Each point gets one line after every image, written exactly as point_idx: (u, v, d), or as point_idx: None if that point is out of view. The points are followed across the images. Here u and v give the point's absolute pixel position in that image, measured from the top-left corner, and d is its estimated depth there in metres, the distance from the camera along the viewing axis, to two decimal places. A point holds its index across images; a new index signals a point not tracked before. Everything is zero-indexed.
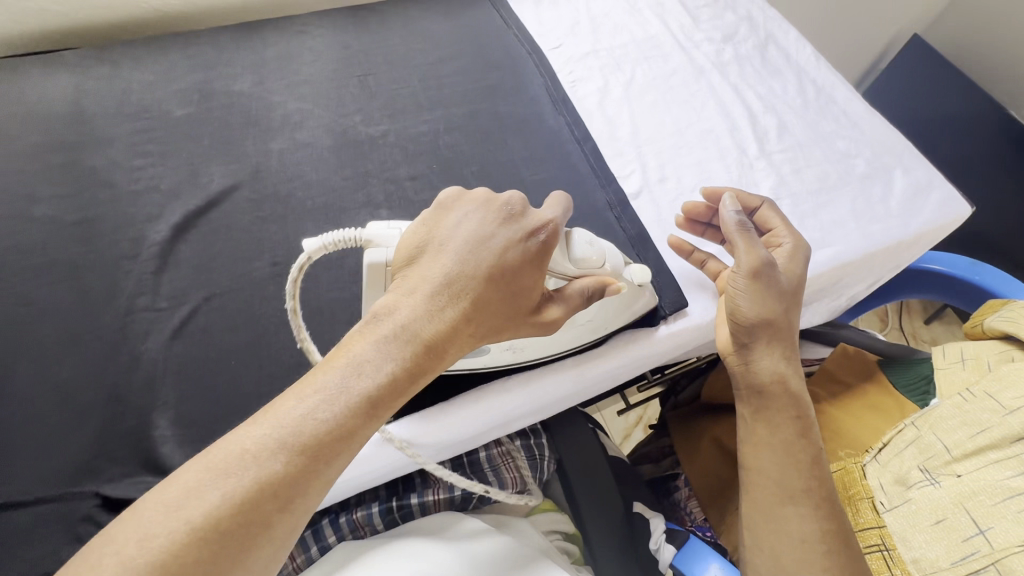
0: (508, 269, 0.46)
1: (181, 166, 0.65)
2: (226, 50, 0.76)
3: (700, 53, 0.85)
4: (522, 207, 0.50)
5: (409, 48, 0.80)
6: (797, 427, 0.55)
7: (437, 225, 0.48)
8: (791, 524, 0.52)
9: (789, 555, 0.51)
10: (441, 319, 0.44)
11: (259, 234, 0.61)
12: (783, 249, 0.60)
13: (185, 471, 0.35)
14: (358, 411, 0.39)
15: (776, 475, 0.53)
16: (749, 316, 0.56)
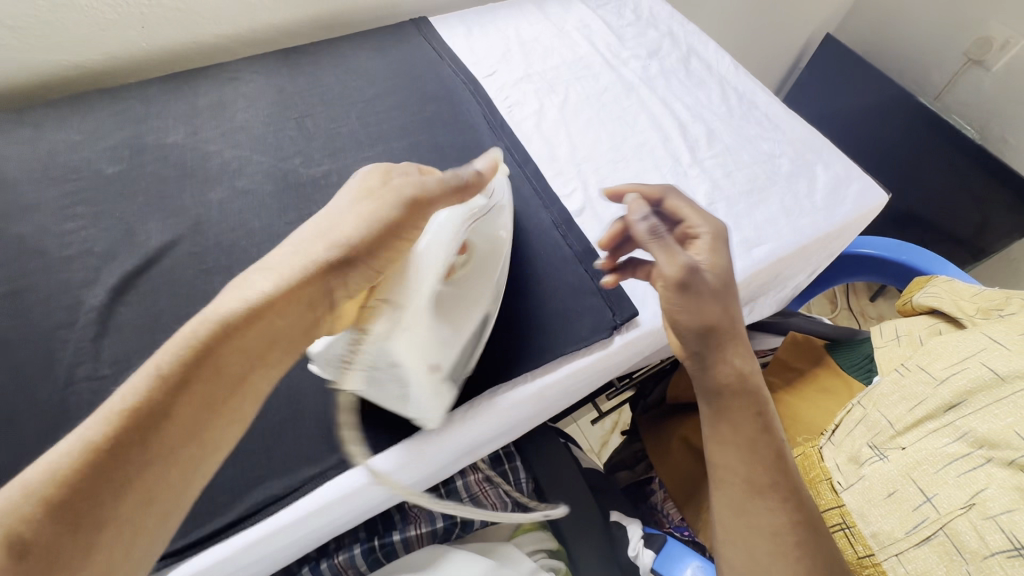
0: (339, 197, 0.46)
1: (115, 225, 0.63)
2: (156, 103, 0.75)
3: (628, 71, 0.89)
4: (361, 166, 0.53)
5: (346, 86, 0.81)
6: (757, 422, 0.56)
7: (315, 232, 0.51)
8: (762, 518, 0.54)
9: (762, 550, 0.53)
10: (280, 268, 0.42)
11: (204, 287, 0.60)
12: (703, 242, 0.59)
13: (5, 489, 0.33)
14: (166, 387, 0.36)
15: (744, 473, 0.55)
16: (692, 323, 0.56)
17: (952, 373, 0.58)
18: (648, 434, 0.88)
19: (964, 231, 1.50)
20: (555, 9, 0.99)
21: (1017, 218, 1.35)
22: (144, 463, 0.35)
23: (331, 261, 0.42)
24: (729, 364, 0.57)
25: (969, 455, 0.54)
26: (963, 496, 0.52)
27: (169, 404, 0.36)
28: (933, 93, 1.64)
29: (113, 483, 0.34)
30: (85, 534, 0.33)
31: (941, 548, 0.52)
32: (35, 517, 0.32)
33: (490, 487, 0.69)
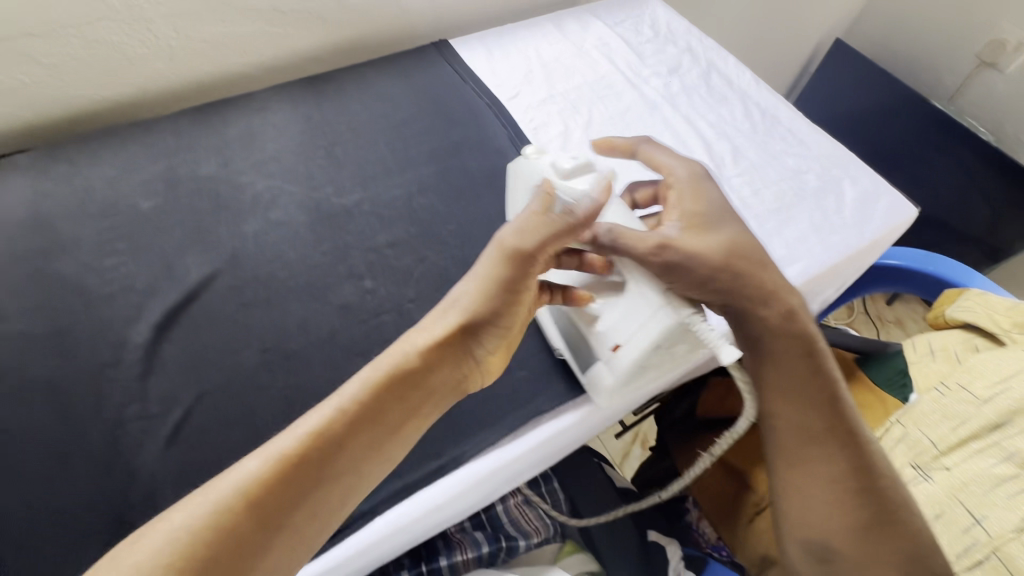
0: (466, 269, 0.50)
1: (155, 261, 0.64)
2: (187, 135, 0.76)
3: (650, 89, 0.90)
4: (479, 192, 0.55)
5: (372, 112, 0.82)
6: (804, 365, 0.56)
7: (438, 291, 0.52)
8: (818, 465, 0.53)
9: (819, 498, 0.52)
10: (428, 337, 0.48)
11: (245, 322, 0.60)
12: (683, 189, 0.57)
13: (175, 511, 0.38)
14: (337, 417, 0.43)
15: (795, 420, 0.55)
16: (699, 287, 0.53)
17: (995, 392, 0.58)
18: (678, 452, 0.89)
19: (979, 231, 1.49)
20: (573, 27, 0.99)
21: None
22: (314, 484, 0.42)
23: (467, 331, 0.48)
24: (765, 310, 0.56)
25: (1018, 476, 0.54)
26: (1015, 519, 0.52)
27: (323, 441, 0.42)
28: (947, 95, 1.63)
29: (293, 493, 0.41)
30: (271, 533, 0.39)
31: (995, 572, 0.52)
32: (227, 522, 0.38)
33: (529, 509, 0.69)
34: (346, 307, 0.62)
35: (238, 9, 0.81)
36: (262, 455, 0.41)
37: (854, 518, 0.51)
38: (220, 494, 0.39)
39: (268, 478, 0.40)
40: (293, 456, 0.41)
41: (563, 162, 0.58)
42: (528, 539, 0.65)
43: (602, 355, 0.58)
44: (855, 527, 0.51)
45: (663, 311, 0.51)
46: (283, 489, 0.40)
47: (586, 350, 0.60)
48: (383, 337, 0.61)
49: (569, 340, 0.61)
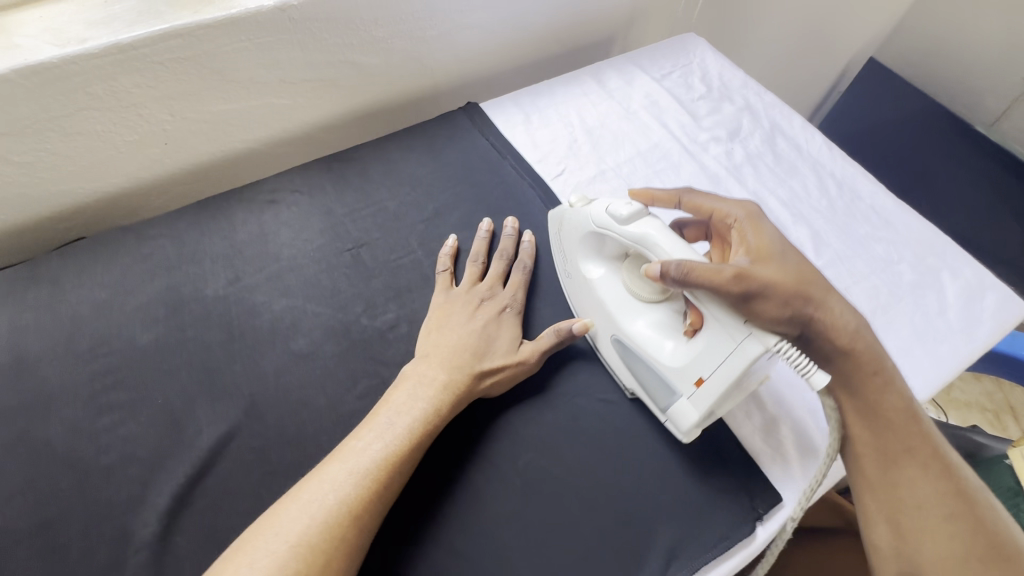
0: (453, 318, 0.59)
1: (159, 418, 0.53)
2: (189, 242, 0.65)
3: (710, 158, 0.80)
4: (476, 250, 0.66)
5: (401, 202, 0.71)
6: (882, 381, 0.51)
7: (438, 322, 0.60)
8: (907, 493, 0.48)
9: (910, 528, 0.47)
10: (437, 376, 0.55)
11: (272, 499, 0.50)
12: (743, 226, 0.55)
13: (251, 553, 0.42)
14: (399, 448, 0.49)
15: (875, 442, 0.50)
16: (768, 311, 0.48)
17: None
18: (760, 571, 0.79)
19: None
20: (616, 82, 0.88)
21: None
22: (394, 491, 0.48)
23: (465, 373, 0.55)
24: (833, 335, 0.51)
25: None
26: None
27: (397, 464, 0.49)
28: (988, 121, 1.47)
29: (357, 522, 0.45)
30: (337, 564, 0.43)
31: None
32: (303, 565, 0.42)
33: None
34: None
35: (241, 84, 0.70)
36: (346, 474, 0.47)
37: (951, 552, 0.46)
38: (321, 514, 0.44)
39: (360, 501, 0.46)
40: (378, 473, 0.48)
41: (618, 209, 0.56)
42: None
43: (683, 391, 0.53)
44: (953, 561, 0.46)
45: (749, 340, 0.48)
46: (368, 519, 0.46)
47: (664, 389, 0.55)
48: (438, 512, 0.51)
49: (641, 378, 0.57)
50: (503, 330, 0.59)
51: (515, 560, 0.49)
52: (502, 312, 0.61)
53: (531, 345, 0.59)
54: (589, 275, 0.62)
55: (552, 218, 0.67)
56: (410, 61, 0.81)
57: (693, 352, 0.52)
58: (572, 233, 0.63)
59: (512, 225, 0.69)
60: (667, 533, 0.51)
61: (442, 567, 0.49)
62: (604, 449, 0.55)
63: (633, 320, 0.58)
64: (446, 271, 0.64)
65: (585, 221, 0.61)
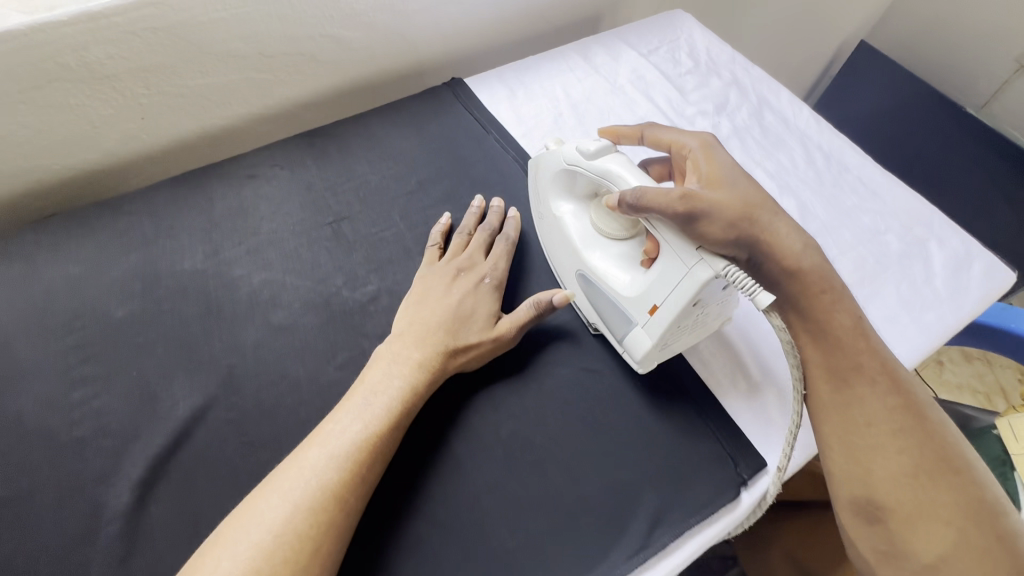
0: (429, 294, 0.58)
1: (134, 390, 0.52)
2: (166, 216, 0.64)
3: (696, 132, 0.79)
4: (460, 228, 0.64)
5: (383, 176, 0.70)
6: (830, 302, 0.51)
7: (415, 297, 0.58)
8: (860, 412, 0.48)
9: (864, 446, 0.47)
10: (410, 356, 0.53)
11: (249, 469, 0.49)
12: (697, 154, 0.57)
13: (235, 543, 0.41)
14: (379, 430, 0.48)
15: (825, 362, 0.50)
16: (718, 226, 0.49)
17: None
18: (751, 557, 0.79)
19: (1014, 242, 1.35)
20: (602, 58, 0.87)
21: None
22: (377, 472, 0.47)
23: (438, 350, 0.53)
24: (781, 255, 0.51)
25: None
26: None
27: (379, 444, 0.48)
28: (981, 102, 1.47)
29: (344, 506, 0.44)
30: (327, 549, 0.42)
31: None
32: (289, 554, 0.41)
33: None
34: None
35: (219, 58, 0.69)
36: (325, 458, 0.45)
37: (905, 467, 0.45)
38: (303, 500, 0.43)
39: (343, 483, 0.45)
40: (359, 456, 0.46)
41: (586, 143, 0.57)
42: None
43: (639, 321, 0.54)
44: (906, 477, 0.45)
45: (700, 265, 0.48)
46: (352, 500, 0.45)
47: (621, 320, 0.56)
48: (419, 481, 0.50)
49: (602, 309, 0.58)
50: (480, 302, 0.57)
51: (497, 527, 0.49)
52: (481, 283, 0.59)
53: (509, 318, 0.57)
54: (558, 212, 0.63)
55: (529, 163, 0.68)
56: (393, 35, 0.80)
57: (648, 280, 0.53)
58: (542, 173, 0.64)
59: (497, 203, 0.67)
60: (652, 498, 0.51)
61: (423, 535, 0.48)
62: (589, 418, 0.55)
63: (597, 254, 0.59)
64: (435, 245, 0.62)
65: (554, 160, 0.61)
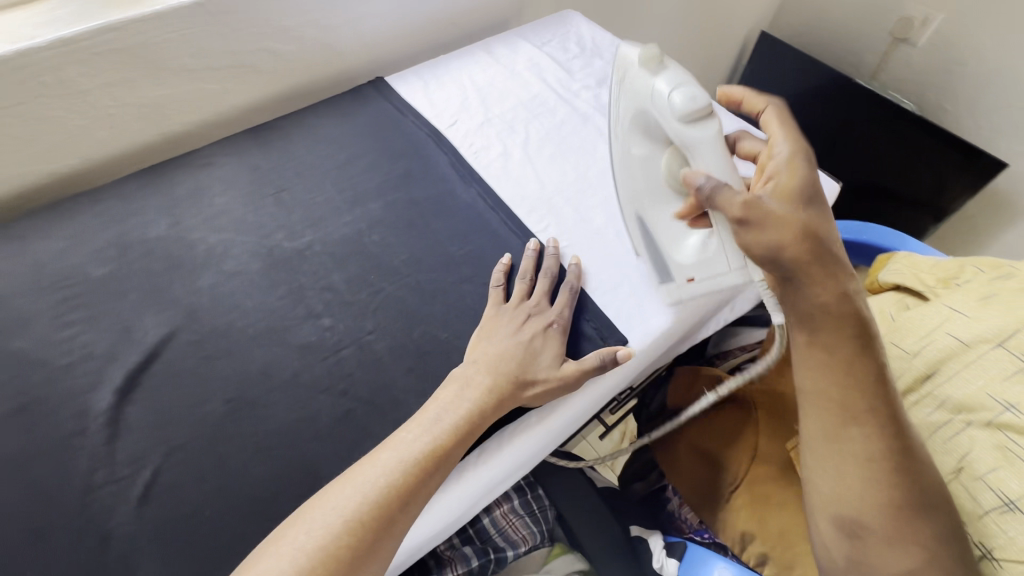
0: (505, 333, 0.63)
1: (112, 326, 0.65)
2: (135, 199, 0.77)
3: (581, 101, 0.95)
4: (527, 269, 0.70)
5: (316, 155, 0.84)
6: (855, 348, 0.54)
7: (487, 336, 0.63)
8: (858, 445, 0.52)
9: (856, 477, 0.52)
10: (480, 387, 0.59)
11: (208, 374, 0.62)
12: (780, 165, 0.59)
13: (313, 514, 0.49)
14: (450, 440, 0.55)
15: (838, 398, 0.54)
16: (790, 250, 0.54)
17: (922, 346, 0.62)
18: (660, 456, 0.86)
19: (921, 193, 1.41)
20: (503, 51, 1.03)
21: (964, 177, 1.31)
22: (437, 483, 0.54)
23: (511, 387, 0.59)
24: (818, 297, 0.55)
25: (951, 421, 0.56)
26: (952, 461, 0.55)
27: (441, 455, 0.54)
28: (868, 74, 1.55)
29: (407, 503, 0.51)
30: (384, 539, 0.49)
31: None
32: (352, 539, 0.47)
33: (517, 520, 0.75)
34: (306, 347, 0.64)
35: (172, 70, 0.84)
36: (396, 461, 0.52)
37: (889, 498, 0.51)
38: (373, 492, 0.50)
39: (390, 492, 0.50)
40: (424, 463, 0.53)
41: (676, 100, 0.62)
42: (516, 548, 0.71)
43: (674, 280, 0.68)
44: (890, 508, 0.50)
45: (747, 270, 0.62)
46: (411, 498, 0.51)
47: (660, 270, 0.70)
48: (344, 372, 0.62)
49: (649, 249, 0.71)
50: (548, 345, 0.63)
51: (408, 400, 0.61)
52: (548, 329, 0.64)
53: (575, 363, 0.62)
54: (639, 141, 0.71)
55: (625, 63, 0.71)
56: (322, 46, 0.96)
57: (688, 245, 0.67)
58: (632, 96, 0.69)
59: (554, 245, 0.72)
60: None
61: (350, 409, 0.60)
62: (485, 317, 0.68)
63: (655, 198, 0.70)
64: (500, 286, 0.68)
65: (652, 88, 0.65)
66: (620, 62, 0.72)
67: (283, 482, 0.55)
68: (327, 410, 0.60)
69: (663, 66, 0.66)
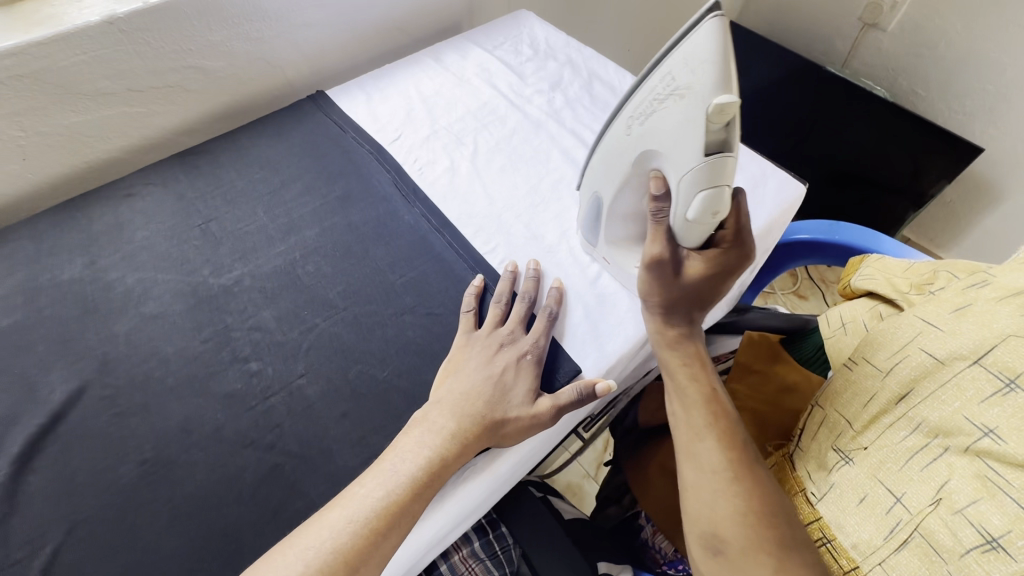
0: (478, 365, 0.57)
1: (14, 384, 0.59)
2: (47, 238, 0.71)
3: (534, 107, 0.89)
4: (503, 292, 0.65)
5: (249, 179, 0.78)
6: (690, 372, 0.58)
7: (457, 368, 0.58)
8: (704, 457, 0.52)
9: (704, 485, 0.51)
10: (443, 431, 0.52)
11: (120, 433, 0.56)
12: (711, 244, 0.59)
13: None
14: (407, 494, 0.49)
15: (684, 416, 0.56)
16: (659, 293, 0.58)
17: (895, 362, 0.58)
18: (631, 478, 0.80)
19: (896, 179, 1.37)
20: (451, 57, 0.98)
21: (941, 163, 1.28)
22: (392, 545, 0.48)
23: (478, 429, 0.53)
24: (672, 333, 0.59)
25: (927, 446, 0.52)
26: (929, 491, 0.50)
27: (397, 513, 0.48)
28: (839, 61, 1.48)
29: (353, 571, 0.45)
30: None
31: (920, 549, 0.49)
32: None
33: (476, 565, 0.70)
34: (230, 396, 0.59)
35: (87, 95, 0.77)
36: (345, 521, 0.47)
37: (737, 506, 0.49)
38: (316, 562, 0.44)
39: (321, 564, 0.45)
40: (377, 523, 0.47)
41: (691, 200, 0.51)
42: None
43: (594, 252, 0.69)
44: (740, 518, 0.48)
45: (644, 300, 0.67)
46: (362, 566, 0.46)
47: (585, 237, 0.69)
48: (271, 422, 0.57)
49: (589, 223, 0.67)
50: (521, 378, 0.57)
51: (342, 450, 0.56)
52: (522, 359, 0.58)
53: (550, 398, 0.56)
54: (643, 154, 0.55)
55: (705, 87, 0.46)
56: (256, 61, 0.90)
57: (624, 246, 0.64)
58: (667, 123, 0.51)
59: (532, 266, 0.68)
60: None
61: (277, 464, 0.55)
62: (427, 350, 0.62)
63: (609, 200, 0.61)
64: (470, 312, 0.63)
65: (688, 150, 0.49)
66: (689, 74, 0.48)
67: (200, 554, 0.50)
68: (265, 467, 0.54)
69: (727, 129, 0.49)
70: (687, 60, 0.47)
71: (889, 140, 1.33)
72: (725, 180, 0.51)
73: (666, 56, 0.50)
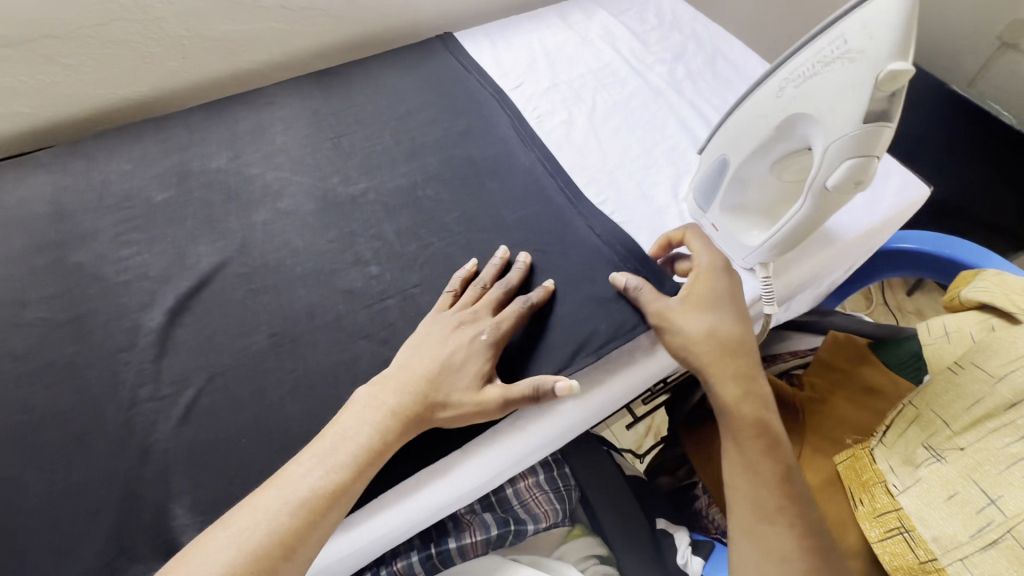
0: (432, 345, 0.57)
1: (167, 250, 0.66)
2: (198, 130, 0.78)
3: (654, 75, 0.89)
4: (482, 275, 0.63)
5: (378, 105, 0.83)
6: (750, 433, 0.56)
7: (415, 346, 0.58)
8: (773, 540, 0.51)
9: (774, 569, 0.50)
10: (383, 407, 0.53)
11: (253, 307, 0.62)
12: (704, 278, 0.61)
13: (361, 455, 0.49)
14: None
15: (747, 489, 0.54)
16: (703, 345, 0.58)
17: (1009, 370, 0.57)
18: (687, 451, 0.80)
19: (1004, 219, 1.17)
20: (577, 17, 0.99)
21: None
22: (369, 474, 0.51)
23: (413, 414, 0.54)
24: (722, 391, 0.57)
25: None
26: None
27: None
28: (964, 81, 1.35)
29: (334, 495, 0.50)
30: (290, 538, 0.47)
31: (1010, 551, 0.49)
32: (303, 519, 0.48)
33: (540, 495, 0.72)
34: (352, 292, 0.64)
35: (246, 8, 0.83)
36: None
37: None
38: None
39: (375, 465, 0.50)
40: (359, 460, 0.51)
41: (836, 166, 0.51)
42: (537, 524, 0.70)
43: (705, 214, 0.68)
44: None
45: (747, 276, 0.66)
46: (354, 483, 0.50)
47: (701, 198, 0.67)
48: (387, 321, 0.61)
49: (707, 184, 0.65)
50: (473, 360, 0.56)
51: None
52: (477, 340, 0.57)
53: (500, 389, 0.55)
54: (790, 118, 0.53)
55: (880, 54, 0.45)
56: None
57: (739, 213, 0.64)
58: (827, 89, 0.49)
59: (525, 258, 0.65)
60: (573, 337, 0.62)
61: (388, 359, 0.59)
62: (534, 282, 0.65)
63: (742, 159, 0.59)
64: (450, 291, 0.62)
65: (847, 116, 0.48)
66: (864, 38, 0.46)
67: (315, 421, 0.55)
68: (377, 358, 0.59)
69: (890, 100, 0.47)
70: (865, 24, 0.46)
71: (999, 178, 1.18)
72: (875, 153, 0.50)
73: (840, 19, 0.49)
